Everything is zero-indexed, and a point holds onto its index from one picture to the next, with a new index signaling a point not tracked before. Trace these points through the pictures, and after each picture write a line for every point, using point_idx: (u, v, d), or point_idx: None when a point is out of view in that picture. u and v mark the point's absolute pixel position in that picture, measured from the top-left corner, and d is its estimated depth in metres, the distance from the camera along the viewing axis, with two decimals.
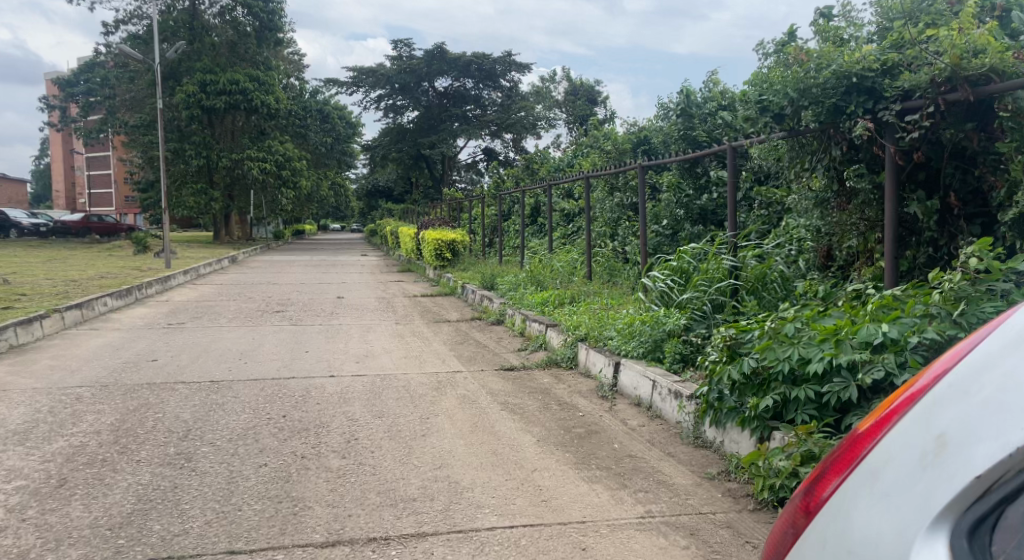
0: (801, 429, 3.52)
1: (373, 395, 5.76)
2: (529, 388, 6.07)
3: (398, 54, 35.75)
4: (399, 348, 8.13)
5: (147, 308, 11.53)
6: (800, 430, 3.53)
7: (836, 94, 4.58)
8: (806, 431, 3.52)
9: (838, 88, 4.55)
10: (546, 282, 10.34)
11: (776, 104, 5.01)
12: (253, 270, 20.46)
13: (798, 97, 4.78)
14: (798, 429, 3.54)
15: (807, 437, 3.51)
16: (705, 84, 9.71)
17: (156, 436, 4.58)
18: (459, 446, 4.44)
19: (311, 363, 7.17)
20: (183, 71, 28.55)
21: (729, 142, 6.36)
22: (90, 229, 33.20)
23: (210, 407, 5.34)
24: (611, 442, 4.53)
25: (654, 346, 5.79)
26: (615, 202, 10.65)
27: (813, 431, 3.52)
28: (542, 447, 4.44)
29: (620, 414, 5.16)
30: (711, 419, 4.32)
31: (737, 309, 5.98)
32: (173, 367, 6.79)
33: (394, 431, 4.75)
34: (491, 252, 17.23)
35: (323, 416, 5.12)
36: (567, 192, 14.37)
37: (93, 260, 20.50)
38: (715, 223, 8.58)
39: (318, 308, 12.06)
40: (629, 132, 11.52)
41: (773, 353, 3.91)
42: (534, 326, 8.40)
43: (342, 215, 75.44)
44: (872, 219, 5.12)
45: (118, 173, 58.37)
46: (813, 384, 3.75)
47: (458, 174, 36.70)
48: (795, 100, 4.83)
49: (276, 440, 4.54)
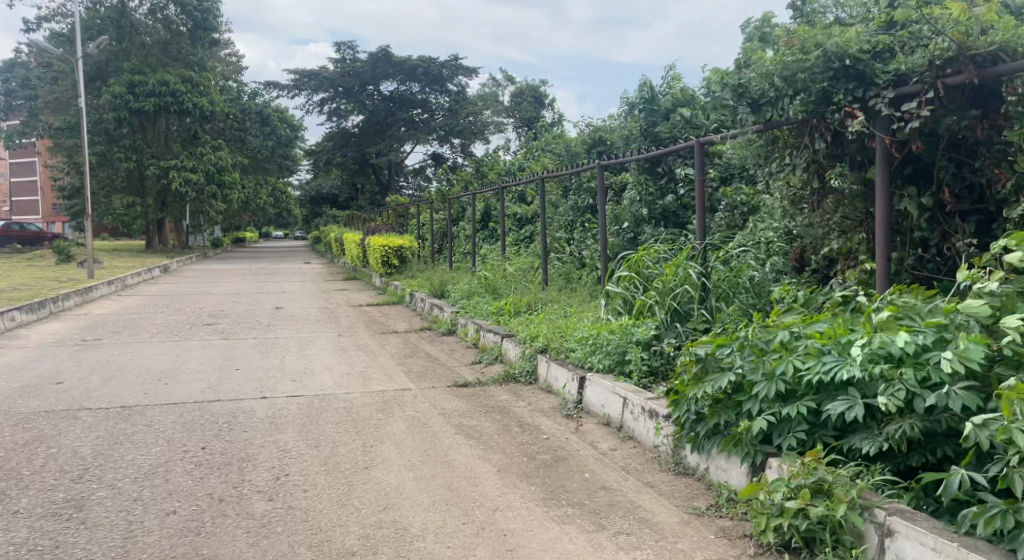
0: (808, 455, 2.99)
1: (310, 420, 5.10)
2: (485, 407, 5.49)
3: (340, 57, 34.89)
4: (342, 363, 7.46)
5: (63, 323, 10.61)
6: (807, 455, 2.98)
7: (824, 80, 4.07)
8: (816, 458, 2.99)
9: (826, 72, 4.04)
10: (501, 290, 9.78)
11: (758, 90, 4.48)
12: (186, 280, 19.43)
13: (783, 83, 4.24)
14: (803, 456, 3.00)
15: (815, 465, 2.97)
16: (665, 80, 9.33)
17: (42, 480, 3.85)
18: (409, 481, 3.83)
19: (241, 382, 6.46)
20: (111, 72, 27.23)
21: (697, 137, 5.86)
22: (10, 237, 31.49)
23: (116, 439, 4.62)
24: (581, 471, 3.97)
25: (622, 357, 5.26)
26: (571, 205, 10.22)
27: (821, 458, 2.99)
28: (504, 479, 3.87)
29: (587, 436, 4.63)
30: (691, 442, 3.77)
31: (706, 317, 5.51)
32: (80, 391, 6.02)
33: (332, 464, 4.11)
34: (440, 258, 16.60)
35: (250, 446, 4.46)
36: (520, 196, 13.87)
37: (10, 270, 19.25)
38: (678, 224, 8.18)
39: (253, 319, 11.27)
40: (584, 133, 11.07)
41: (763, 366, 3.39)
42: (489, 337, 7.81)
43: (286, 223, 73.89)
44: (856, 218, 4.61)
45: (46, 182, 56.08)
46: (811, 401, 3.23)
47: (405, 180, 35.92)
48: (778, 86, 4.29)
49: (190, 479, 3.86)
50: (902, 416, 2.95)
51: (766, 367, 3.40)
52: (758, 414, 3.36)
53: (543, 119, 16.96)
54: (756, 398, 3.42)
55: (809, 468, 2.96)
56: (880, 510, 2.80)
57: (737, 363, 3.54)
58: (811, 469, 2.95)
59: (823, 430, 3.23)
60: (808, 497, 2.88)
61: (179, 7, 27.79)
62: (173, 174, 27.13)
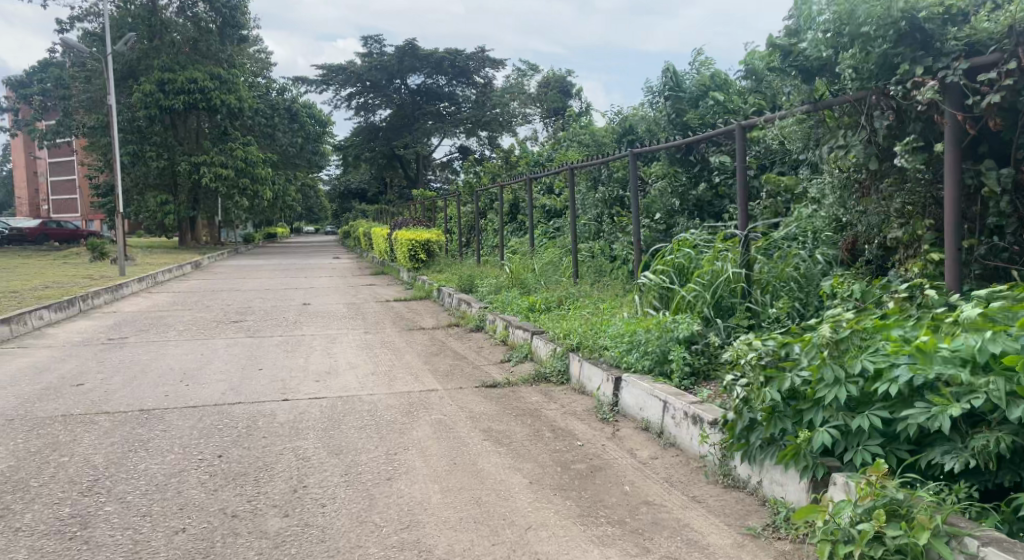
0: (879, 473, 2.67)
1: (331, 425, 4.86)
2: (516, 409, 5.20)
3: (368, 51, 34.83)
4: (367, 362, 7.24)
5: (90, 321, 10.52)
6: (874, 473, 2.67)
7: (887, 41, 3.81)
8: (884, 476, 2.66)
9: (888, 32, 3.78)
10: (529, 284, 9.51)
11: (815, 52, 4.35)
12: (216, 276, 19.41)
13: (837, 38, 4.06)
14: (871, 471, 2.68)
15: (884, 485, 2.65)
16: (695, 65, 8.99)
17: (49, 493, 3.64)
18: (434, 494, 3.58)
19: (263, 383, 6.26)
20: (141, 70, 27.48)
21: (739, 121, 5.52)
22: (47, 235, 31.95)
23: (131, 445, 4.42)
24: (620, 484, 3.67)
25: (662, 356, 4.93)
26: (599, 197, 9.92)
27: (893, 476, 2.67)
28: (537, 492, 3.60)
29: (625, 443, 4.32)
30: (744, 455, 3.45)
31: (751, 313, 5.17)
32: (100, 393, 5.85)
33: (352, 475, 3.87)
34: (468, 251, 16.37)
35: (268, 454, 4.23)
36: (549, 187, 13.59)
37: (44, 268, 19.37)
38: (714, 214, 7.84)
39: (279, 316, 11.10)
40: (612, 121, 10.74)
41: (827, 372, 3.10)
42: (518, 333, 7.53)
43: (316, 219, 74.39)
44: (919, 199, 4.19)
45: (84, 182, 56.82)
46: (883, 411, 2.92)
47: (433, 173, 36.12)
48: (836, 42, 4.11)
49: (203, 492, 3.63)
50: (990, 429, 2.65)
51: (832, 373, 3.09)
52: (823, 425, 3.06)
53: (570, 109, 16.66)
54: (821, 407, 3.12)
55: (881, 489, 2.63)
56: (971, 538, 2.46)
57: (800, 366, 3.24)
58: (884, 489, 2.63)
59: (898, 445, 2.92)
60: (882, 520, 2.56)
61: (208, 5, 27.86)
62: (203, 170, 27.29)
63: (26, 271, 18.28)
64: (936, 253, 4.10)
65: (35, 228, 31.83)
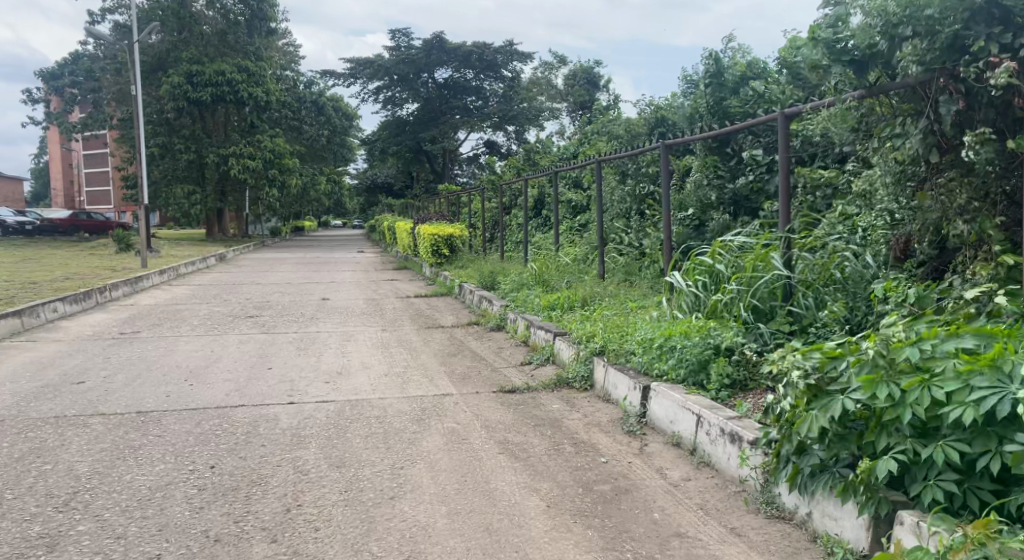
0: (976, 525, 2.35)
1: (336, 432, 4.53)
2: (534, 418, 4.83)
3: (396, 43, 34.51)
4: (381, 362, 6.91)
5: (105, 314, 10.26)
6: (974, 527, 2.33)
7: (957, 22, 3.54)
8: (985, 530, 2.33)
9: (959, 11, 3.52)
10: (553, 282, 9.10)
11: (865, 44, 4.01)
12: (239, 269, 19.18)
13: (899, 25, 3.75)
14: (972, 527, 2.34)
15: (981, 538, 2.32)
16: (732, 54, 8.52)
17: (23, 507, 3.34)
18: (440, 518, 3.24)
19: (271, 383, 5.96)
20: (171, 62, 27.46)
21: (782, 109, 5.05)
22: (77, 226, 32.09)
23: (120, 453, 4.11)
24: (649, 511, 3.32)
25: (697, 365, 4.52)
26: (629, 191, 9.51)
27: (993, 528, 2.33)
28: (555, 517, 3.26)
29: (654, 460, 3.95)
30: (790, 483, 3.07)
31: (794, 318, 4.74)
32: (100, 392, 5.57)
33: (353, 492, 3.53)
34: (492, 247, 15.99)
35: (264, 466, 3.89)
36: (575, 181, 13.16)
37: (68, 260, 19.25)
38: (751, 210, 7.37)
39: (297, 311, 10.80)
40: (644, 114, 10.27)
41: (888, 392, 2.71)
42: (540, 334, 7.14)
43: (342, 213, 74.51)
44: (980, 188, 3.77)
45: (116, 175, 57.11)
46: (960, 438, 2.56)
47: (460, 168, 35.72)
48: (894, 31, 3.80)
49: (188, 510, 3.30)
50: None
51: (895, 392, 2.71)
52: (887, 453, 2.68)
53: (598, 102, 16.18)
54: (883, 432, 2.72)
55: (974, 543, 2.31)
56: None
57: (853, 383, 2.86)
58: (984, 544, 2.30)
59: (976, 478, 2.55)
60: None
61: None
62: (230, 162, 27.22)
63: (49, 261, 18.20)
64: (1008, 254, 3.62)
65: (64, 219, 31.97)
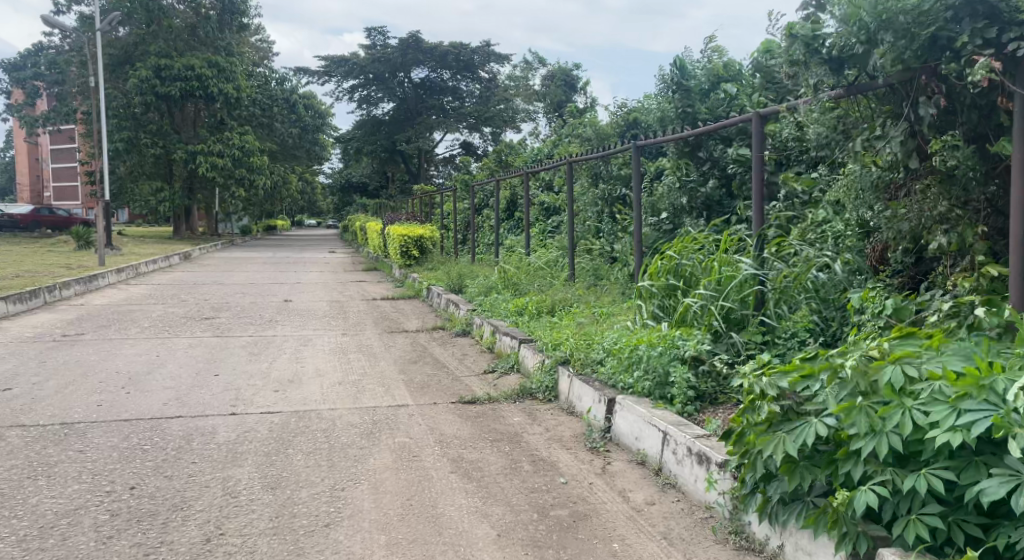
0: None
1: (277, 448, 4.18)
2: (492, 433, 4.51)
3: (371, 42, 34.01)
4: (337, 370, 6.54)
5: (53, 314, 9.77)
6: None
7: (938, 22, 3.22)
8: None
9: (941, 10, 3.20)
10: (522, 286, 8.81)
11: (840, 46, 3.70)
12: (204, 268, 18.65)
13: (875, 29, 3.42)
14: None
15: None
16: (706, 55, 8.32)
17: None
18: (376, 550, 2.91)
19: (214, 392, 5.58)
20: (138, 55, 26.73)
21: (755, 110, 4.78)
22: (39, 222, 31.22)
23: (31, 471, 3.72)
24: (610, 540, 3.03)
25: (663, 377, 4.22)
26: (599, 194, 9.26)
27: None
28: (505, 548, 2.95)
29: (617, 481, 3.65)
30: (759, 512, 2.80)
31: (766, 328, 4.48)
32: (26, 400, 5.16)
33: (284, 519, 3.19)
34: (464, 249, 15.66)
35: (190, 487, 3.54)
36: (548, 183, 12.89)
37: (25, 257, 18.59)
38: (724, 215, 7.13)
39: (257, 313, 10.37)
40: (617, 116, 10.04)
41: (863, 418, 2.45)
42: (505, 341, 6.83)
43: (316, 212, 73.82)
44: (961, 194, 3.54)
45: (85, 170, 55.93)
46: (943, 468, 2.29)
47: (436, 169, 35.26)
48: (869, 33, 3.47)
49: (94, 540, 2.95)
50: None
51: (868, 419, 2.45)
52: (863, 483, 2.41)
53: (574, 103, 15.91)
54: (860, 460, 2.45)
55: None
56: None
57: (827, 406, 2.60)
58: None
59: (962, 513, 2.29)
60: None
61: None
62: (197, 159, 26.54)
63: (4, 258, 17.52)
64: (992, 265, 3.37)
65: (26, 215, 31.08)
